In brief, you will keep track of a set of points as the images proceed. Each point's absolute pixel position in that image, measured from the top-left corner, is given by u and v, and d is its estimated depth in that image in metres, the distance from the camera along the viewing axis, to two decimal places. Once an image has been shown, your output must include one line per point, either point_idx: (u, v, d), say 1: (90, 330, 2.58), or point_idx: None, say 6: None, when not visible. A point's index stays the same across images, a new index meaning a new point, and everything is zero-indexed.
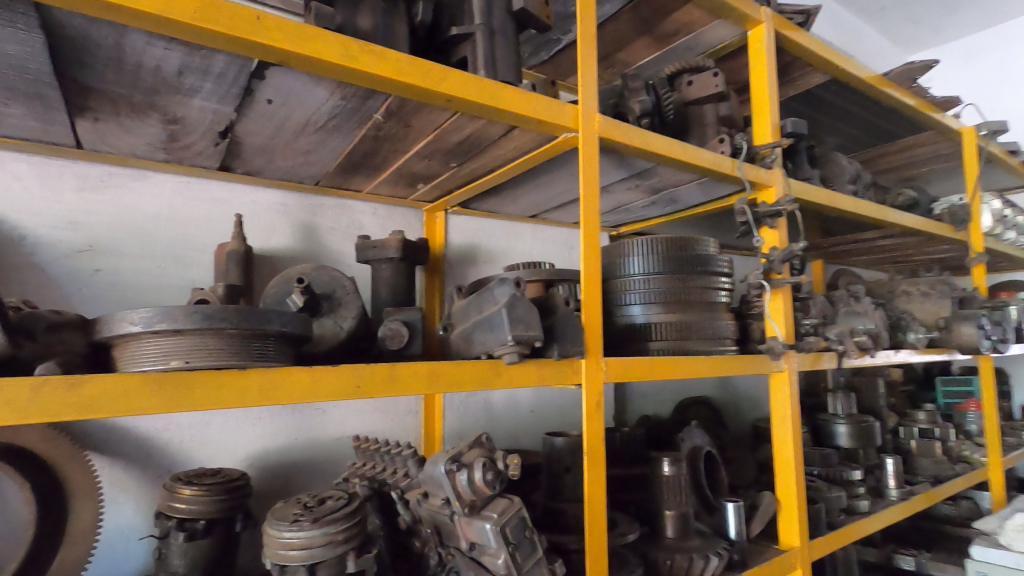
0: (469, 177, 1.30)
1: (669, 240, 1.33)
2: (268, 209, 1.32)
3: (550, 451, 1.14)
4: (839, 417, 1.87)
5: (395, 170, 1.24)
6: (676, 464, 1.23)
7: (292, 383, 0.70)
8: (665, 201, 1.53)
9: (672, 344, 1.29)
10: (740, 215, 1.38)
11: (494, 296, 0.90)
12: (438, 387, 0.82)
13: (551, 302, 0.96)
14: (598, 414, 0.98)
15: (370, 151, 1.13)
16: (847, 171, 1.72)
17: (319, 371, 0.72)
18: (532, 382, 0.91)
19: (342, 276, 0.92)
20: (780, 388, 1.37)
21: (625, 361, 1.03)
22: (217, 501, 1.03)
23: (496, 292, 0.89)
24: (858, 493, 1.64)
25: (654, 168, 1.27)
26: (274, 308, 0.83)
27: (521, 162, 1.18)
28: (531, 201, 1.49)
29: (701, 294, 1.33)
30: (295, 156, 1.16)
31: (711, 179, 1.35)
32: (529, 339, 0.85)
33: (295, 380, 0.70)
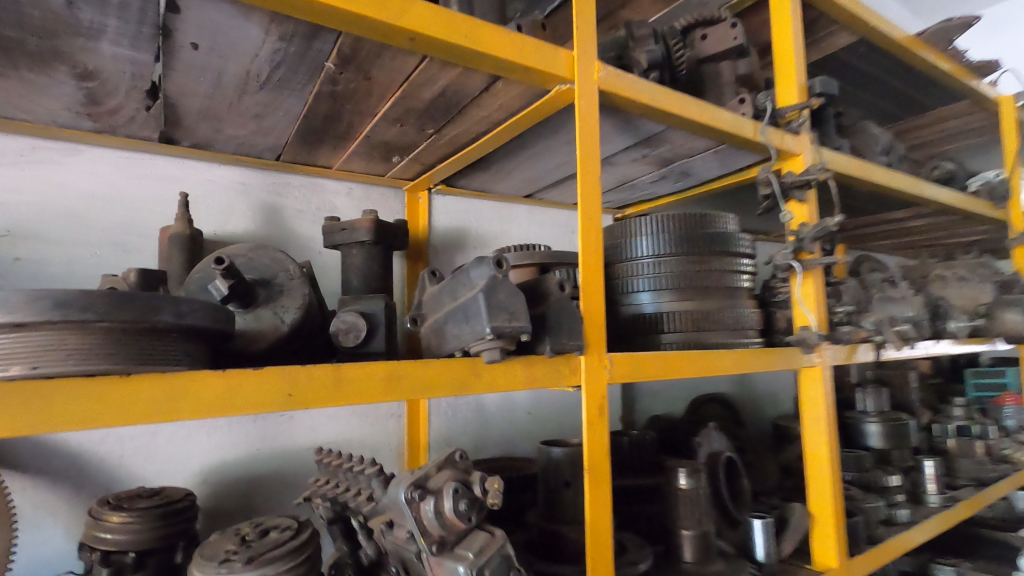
0: (450, 147, 1.13)
1: (683, 216, 1.16)
2: (224, 189, 1.16)
3: (547, 464, 0.97)
4: (870, 416, 1.69)
5: (364, 139, 1.07)
6: (693, 477, 1.06)
7: (195, 392, 0.53)
8: (677, 175, 1.35)
9: (689, 337, 1.11)
10: (764, 187, 1.20)
11: (469, 278, 0.72)
12: (398, 393, 0.65)
13: (543, 287, 0.79)
14: (602, 421, 0.81)
15: (331, 114, 0.96)
16: (879, 142, 1.53)
17: (233, 375, 0.56)
18: (520, 383, 0.74)
19: (287, 259, 0.75)
20: (812, 385, 1.19)
21: (633, 357, 0.86)
22: (150, 529, 0.88)
23: (473, 274, 0.71)
24: (897, 501, 1.46)
25: (665, 132, 1.09)
26: (194, 298, 0.67)
27: (510, 125, 1.00)
28: (525, 176, 1.32)
29: (720, 278, 1.15)
30: (245, 123, 0.99)
31: (730, 146, 1.17)
32: (513, 331, 0.68)
33: (201, 389, 0.54)
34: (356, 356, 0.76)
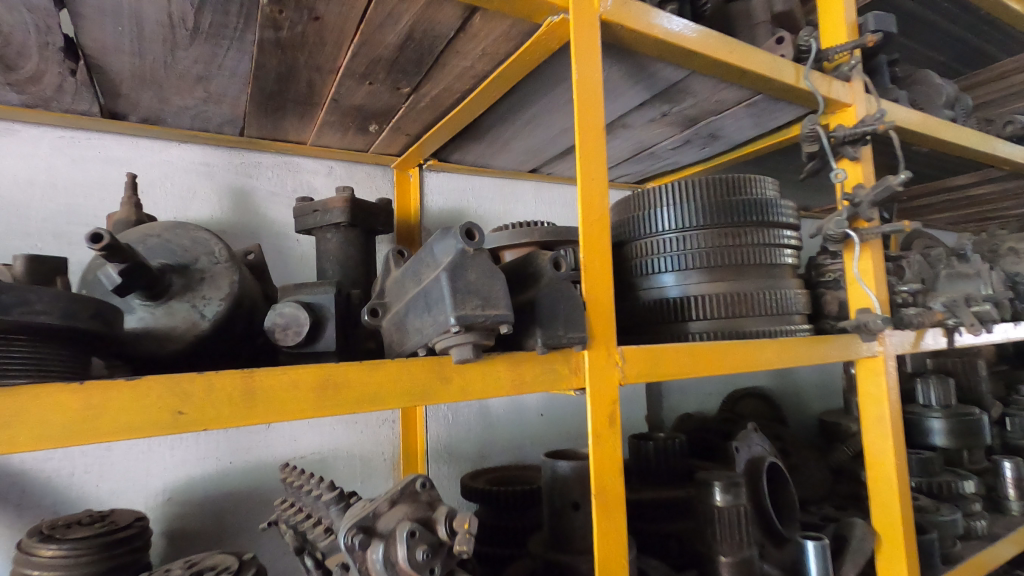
0: (434, 110, 0.97)
1: (710, 182, 0.98)
2: (184, 170, 1.03)
3: (552, 481, 0.81)
4: (933, 410, 1.47)
5: (333, 105, 0.92)
6: (730, 493, 0.90)
7: (37, 414, 0.39)
8: (704, 138, 1.17)
9: (720, 325, 0.94)
10: (810, 144, 1.01)
11: (433, 256, 0.56)
12: (336, 406, 0.50)
13: (533, 265, 0.62)
14: (614, 434, 0.65)
15: (284, 71, 0.81)
16: (943, 92, 1.31)
17: (96, 387, 0.41)
18: (503, 388, 0.58)
19: (211, 239, 0.62)
20: (871, 381, 1.00)
21: (650, 353, 0.69)
22: (89, 564, 0.74)
23: (436, 250, 0.55)
24: (975, 511, 1.25)
25: (687, 81, 0.91)
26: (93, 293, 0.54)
27: (498, 77, 0.84)
28: (527, 146, 1.16)
29: (758, 254, 0.97)
30: (191, 88, 0.85)
31: (767, 98, 0.98)
32: (488, 322, 0.52)
33: (46, 410, 0.40)
34: (302, 358, 0.62)
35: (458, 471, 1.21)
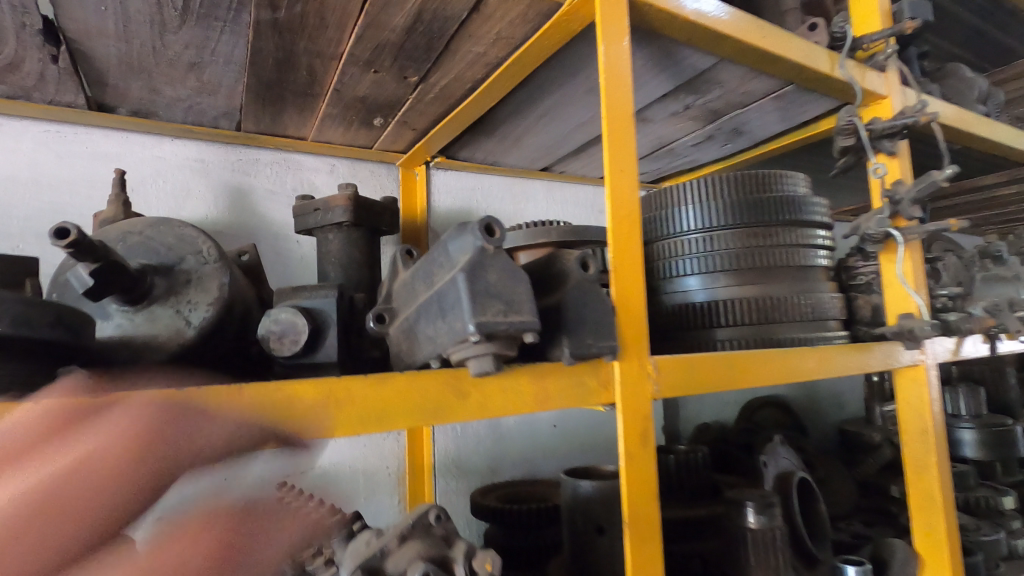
0: (442, 102, 0.91)
1: (737, 178, 0.92)
2: (177, 167, 0.97)
3: (573, 502, 0.75)
4: (963, 420, 1.40)
5: (335, 95, 0.86)
6: (765, 514, 0.83)
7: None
8: (727, 133, 1.11)
9: (750, 332, 0.87)
10: (845, 138, 0.94)
11: (447, 256, 0.49)
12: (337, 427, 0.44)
13: (557, 266, 0.56)
14: (648, 454, 0.58)
15: (283, 58, 0.75)
16: (975, 86, 1.24)
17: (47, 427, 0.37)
18: (526, 404, 0.52)
19: (198, 236, 0.56)
20: (911, 392, 0.93)
21: (685, 363, 0.62)
22: None
23: (450, 249, 0.49)
24: (1015, 528, 1.18)
25: (715, 70, 0.85)
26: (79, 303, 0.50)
27: (513, 64, 0.78)
28: (540, 142, 1.09)
29: (790, 255, 0.90)
30: (183, 77, 0.79)
31: (798, 88, 0.92)
32: (511, 331, 0.46)
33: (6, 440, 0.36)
34: (299, 370, 0.55)
35: (467, 486, 1.14)
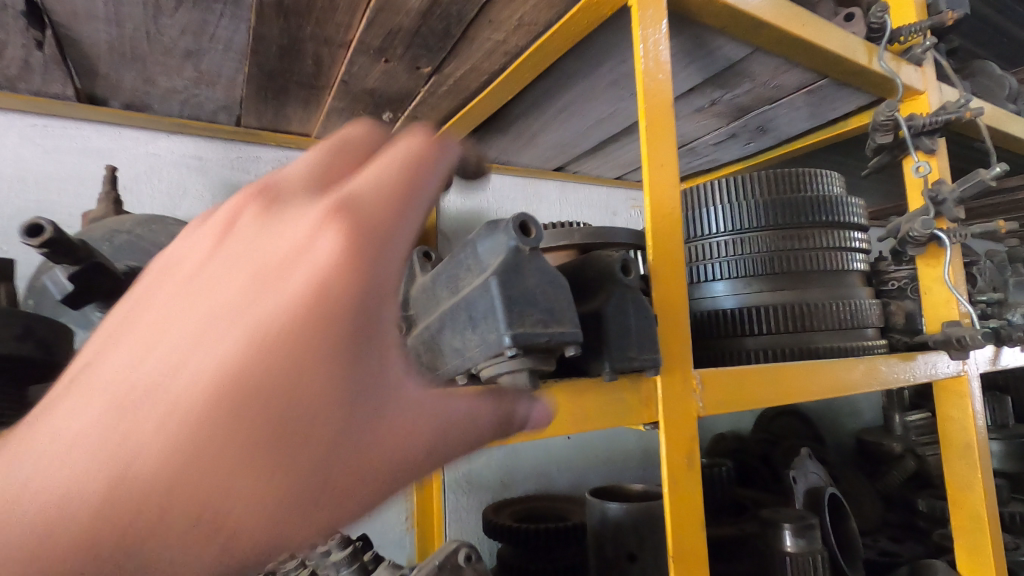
0: (455, 95, 0.85)
1: (771, 176, 0.86)
2: (173, 165, 0.91)
3: (601, 526, 0.69)
4: (990, 431, 1.35)
5: (342, 87, 0.81)
6: (804, 538, 0.77)
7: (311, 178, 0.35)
8: (752, 130, 1.06)
9: (785, 341, 0.81)
10: (883, 134, 0.88)
11: (476, 258, 0.44)
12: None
13: (595, 270, 0.50)
14: (692, 478, 0.52)
15: (287, 45, 0.69)
16: (1006, 83, 1.19)
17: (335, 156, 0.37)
18: (563, 425, 0.47)
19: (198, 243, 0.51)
20: (953, 405, 0.88)
21: (729, 377, 0.57)
22: None
23: (481, 250, 0.43)
24: None
25: (747, 62, 0.80)
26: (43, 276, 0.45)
27: (535, 53, 0.73)
28: (556, 139, 1.04)
29: (826, 259, 0.84)
30: (180, 66, 0.74)
31: (832, 83, 0.87)
32: (551, 343, 0.40)
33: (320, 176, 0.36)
34: None
35: (478, 502, 1.08)
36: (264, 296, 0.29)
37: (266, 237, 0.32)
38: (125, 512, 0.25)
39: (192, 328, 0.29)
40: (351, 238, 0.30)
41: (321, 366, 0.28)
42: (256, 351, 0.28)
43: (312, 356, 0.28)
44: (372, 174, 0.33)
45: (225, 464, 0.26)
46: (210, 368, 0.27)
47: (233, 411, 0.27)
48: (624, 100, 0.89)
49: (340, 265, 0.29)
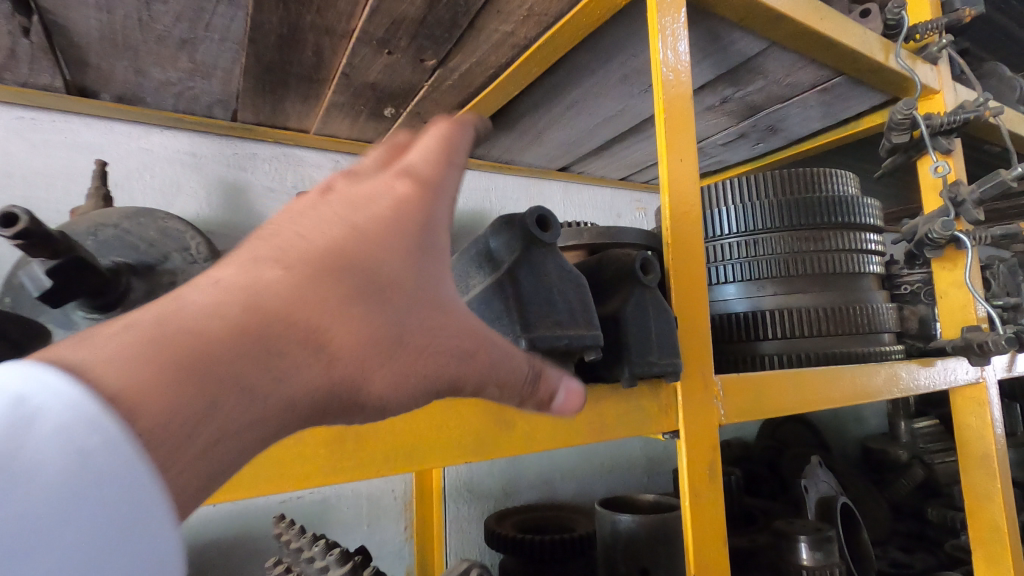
0: (460, 91, 0.83)
1: (785, 175, 0.84)
2: (166, 161, 0.88)
3: (612, 539, 0.66)
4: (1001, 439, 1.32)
5: (343, 81, 0.78)
6: (821, 551, 0.74)
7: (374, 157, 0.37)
8: (762, 130, 1.04)
9: (801, 346, 0.78)
10: (899, 134, 0.86)
11: (491, 252, 0.42)
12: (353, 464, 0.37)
13: (613, 268, 0.48)
14: (714, 490, 0.50)
15: (286, 35, 0.66)
16: (1018, 84, 1.17)
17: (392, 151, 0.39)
18: (580, 433, 0.44)
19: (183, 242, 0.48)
20: (970, 412, 0.86)
21: (750, 383, 0.54)
22: None
23: (495, 246, 0.42)
24: None
25: (761, 58, 0.78)
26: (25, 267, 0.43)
27: (545, 45, 0.70)
28: (562, 138, 1.01)
29: (843, 261, 0.81)
30: (174, 56, 0.70)
31: (848, 80, 0.85)
32: (571, 347, 0.39)
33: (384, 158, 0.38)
34: None
35: (480, 511, 1.05)
36: (359, 196, 0.32)
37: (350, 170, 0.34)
38: (250, 339, 0.25)
39: (298, 216, 0.30)
40: (433, 162, 0.34)
41: (407, 251, 0.31)
42: (357, 229, 0.30)
43: (404, 241, 0.31)
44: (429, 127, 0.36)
45: (333, 306, 0.27)
46: (320, 237, 0.29)
47: (343, 266, 0.29)
48: (634, 96, 0.87)
49: (425, 182, 0.33)
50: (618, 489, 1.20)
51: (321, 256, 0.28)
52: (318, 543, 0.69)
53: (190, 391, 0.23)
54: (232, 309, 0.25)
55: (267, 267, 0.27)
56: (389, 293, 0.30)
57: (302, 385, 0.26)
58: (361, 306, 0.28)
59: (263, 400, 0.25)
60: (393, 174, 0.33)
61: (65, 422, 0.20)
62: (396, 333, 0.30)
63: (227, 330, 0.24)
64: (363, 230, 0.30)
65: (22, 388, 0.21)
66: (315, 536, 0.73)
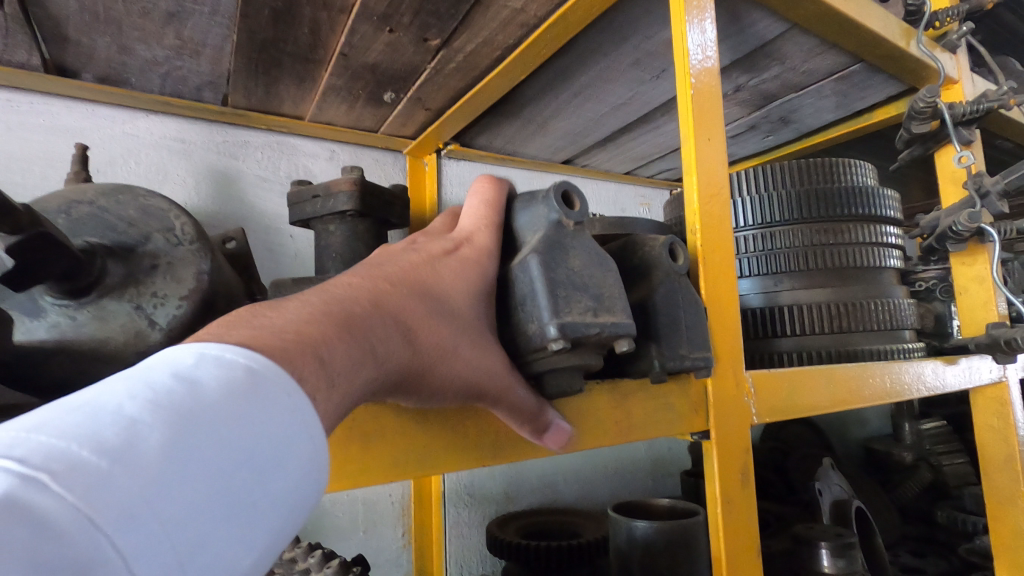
0: (464, 74, 0.79)
1: (807, 163, 0.79)
2: (152, 147, 0.83)
3: (625, 546, 0.62)
4: None
5: (341, 61, 0.74)
6: (843, 558, 0.70)
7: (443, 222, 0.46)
8: (773, 122, 1.01)
9: (821, 343, 0.74)
10: (919, 125, 0.82)
11: (526, 222, 0.41)
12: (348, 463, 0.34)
13: (636, 255, 0.45)
14: (746, 493, 0.47)
15: (281, 10, 0.62)
16: None
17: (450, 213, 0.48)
18: (607, 433, 0.42)
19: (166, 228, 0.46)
20: (992, 413, 0.84)
21: (779, 377, 0.51)
22: None
23: (523, 220, 0.41)
24: None
25: (780, 41, 0.74)
26: None
27: (556, 25, 0.66)
28: (567, 128, 0.98)
29: (862, 255, 0.78)
30: (160, 31, 0.66)
31: (866, 68, 0.82)
32: (603, 335, 0.37)
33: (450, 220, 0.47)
34: None
35: (481, 517, 1.01)
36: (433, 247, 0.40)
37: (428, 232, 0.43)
38: (368, 322, 0.31)
39: (396, 257, 0.37)
40: (486, 230, 0.41)
41: (469, 281, 0.38)
42: (435, 263, 0.38)
43: (469, 275, 0.38)
44: (485, 185, 0.44)
45: (423, 307, 0.35)
46: (406, 266, 0.36)
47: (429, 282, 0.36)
48: (646, 83, 0.83)
49: (483, 245, 0.41)
50: (622, 492, 1.16)
51: (413, 275, 0.36)
52: (314, 553, 0.66)
53: (348, 346, 0.29)
54: (364, 297, 0.32)
55: (378, 275, 0.35)
56: (458, 309, 0.37)
57: (396, 359, 0.32)
58: (442, 312, 0.36)
59: (378, 365, 0.31)
60: (458, 236, 0.41)
61: (291, 387, 0.26)
62: (460, 340, 0.36)
63: (364, 307, 0.32)
64: (439, 263, 0.38)
65: (252, 362, 0.25)
66: (310, 546, 0.69)
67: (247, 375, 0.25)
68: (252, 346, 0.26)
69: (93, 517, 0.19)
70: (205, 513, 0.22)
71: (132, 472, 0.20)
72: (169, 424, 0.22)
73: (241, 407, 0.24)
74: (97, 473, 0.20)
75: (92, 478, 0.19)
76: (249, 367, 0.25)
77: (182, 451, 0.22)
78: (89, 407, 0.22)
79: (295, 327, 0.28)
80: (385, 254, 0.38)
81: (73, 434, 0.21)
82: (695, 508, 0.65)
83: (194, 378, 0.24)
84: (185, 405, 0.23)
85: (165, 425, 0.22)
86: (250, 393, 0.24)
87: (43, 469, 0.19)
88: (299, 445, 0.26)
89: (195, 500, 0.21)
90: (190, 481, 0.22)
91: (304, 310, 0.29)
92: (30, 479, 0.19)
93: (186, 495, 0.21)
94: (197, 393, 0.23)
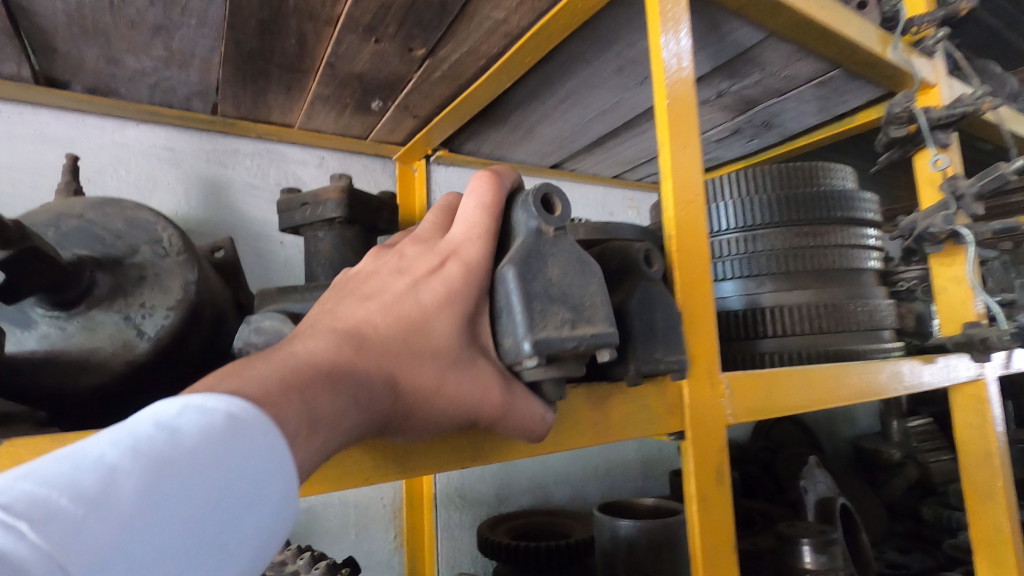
0: (450, 82, 0.80)
1: (790, 166, 0.80)
2: (142, 156, 0.84)
3: (609, 545, 0.63)
4: None
5: (328, 71, 0.75)
6: (824, 554, 0.72)
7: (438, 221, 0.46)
8: (756, 126, 1.03)
9: (802, 344, 0.76)
10: (897, 129, 0.85)
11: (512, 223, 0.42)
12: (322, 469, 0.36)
13: (613, 260, 0.46)
14: (722, 492, 0.48)
15: (267, 21, 0.63)
16: None
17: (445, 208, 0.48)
18: (586, 432, 0.43)
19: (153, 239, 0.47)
20: (972, 411, 0.85)
21: (756, 377, 0.52)
22: None
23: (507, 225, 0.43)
24: None
25: (759, 49, 0.76)
26: None
27: (538, 34, 0.68)
28: (555, 133, 0.99)
29: (842, 259, 0.80)
30: (147, 43, 0.67)
31: (845, 74, 0.83)
32: (581, 347, 0.38)
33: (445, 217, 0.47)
34: None
35: (472, 518, 1.02)
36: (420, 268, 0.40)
37: (420, 241, 0.43)
38: (345, 370, 0.32)
39: (382, 288, 0.38)
40: (476, 244, 0.41)
41: (455, 310, 0.38)
42: (419, 289, 0.39)
43: (455, 304, 0.38)
44: (480, 185, 0.44)
45: (405, 348, 0.36)
46: (388, 301, 0.37)
47: (414, 316, 0.37)
48: (630, 89, 0.85)
49: (471, 261, 0.40)
50: (613, 492, 1.18)
51: (396, 312, 0.37)
52: (304, 556, 0.67)
53: (332, 394, 0.31)
54: (345, 345, 0.33)
55: (360, 318, 0.36)
56: (444, 341, 0.37)
57: (377, 404, 0.34)
58: (426, 349, 0.37)
59: (362, 411, 0.33)
60: (446, 248, 0.41)
61: (269, 431, 0.28)
62: (444, 375, 0.37)
63: (342, 356, 0.33)
64: (421, 287, 0.39)
65: (231, 408, 0.27)
66: (301, 548, 0.70)
67: (225, 421, 0.27)
68: (239, 394, 0.29)
69: (63, 564, 0.21)
70: (172, 553, 0.24)
71: (106, 519, 0.23)
72: (144, 470, 0.24)
73: (216, 451, 0.26)
74: (74, 518, 0.22)
75: (68, 523, 0.22)
76: (228, 413, 0.27)
77: (155, 497, 0.24)
78: (73, 454, 0.25)
79: (278, 375, 0.30)
80: (370, 283, 0.39)
81: (53, 481, 0.23)
82: (677, 507, 0.67)
83: (174, 425, 0.26)
84: (162, 451, 0.25)
85: (140, 472, 0.24)
86: (226, 437, 0.26)
87: (22, 516, 0.21)
88: (268, 489, 0.28)
89: (163, 543, 0.24)
90: (160, 524, 0.24)
91: (286, 360, 0.31)
92: (9, 524, 0.21)
93: (156, 539, 0.23)
94: (175, 440, 0.26)
